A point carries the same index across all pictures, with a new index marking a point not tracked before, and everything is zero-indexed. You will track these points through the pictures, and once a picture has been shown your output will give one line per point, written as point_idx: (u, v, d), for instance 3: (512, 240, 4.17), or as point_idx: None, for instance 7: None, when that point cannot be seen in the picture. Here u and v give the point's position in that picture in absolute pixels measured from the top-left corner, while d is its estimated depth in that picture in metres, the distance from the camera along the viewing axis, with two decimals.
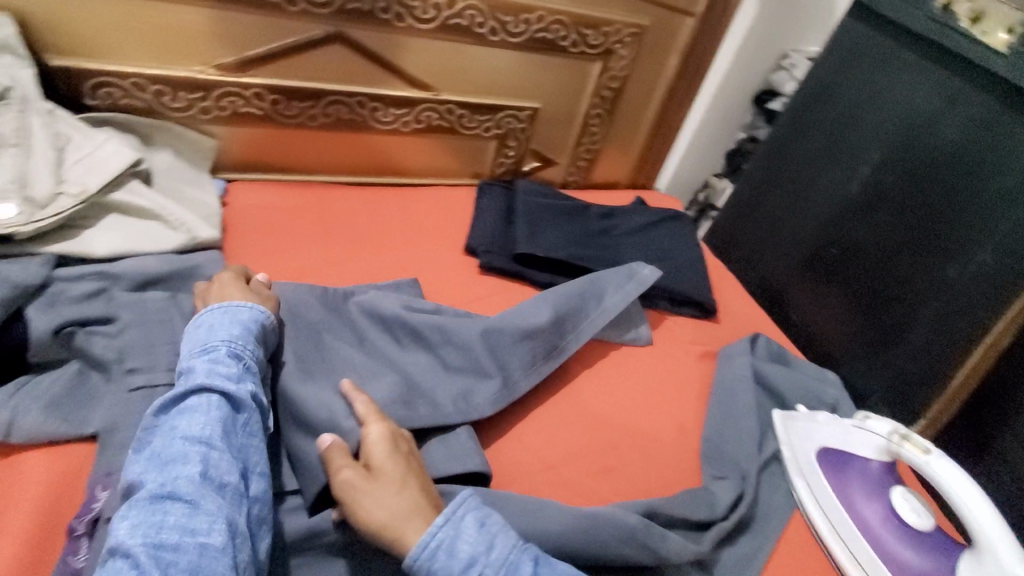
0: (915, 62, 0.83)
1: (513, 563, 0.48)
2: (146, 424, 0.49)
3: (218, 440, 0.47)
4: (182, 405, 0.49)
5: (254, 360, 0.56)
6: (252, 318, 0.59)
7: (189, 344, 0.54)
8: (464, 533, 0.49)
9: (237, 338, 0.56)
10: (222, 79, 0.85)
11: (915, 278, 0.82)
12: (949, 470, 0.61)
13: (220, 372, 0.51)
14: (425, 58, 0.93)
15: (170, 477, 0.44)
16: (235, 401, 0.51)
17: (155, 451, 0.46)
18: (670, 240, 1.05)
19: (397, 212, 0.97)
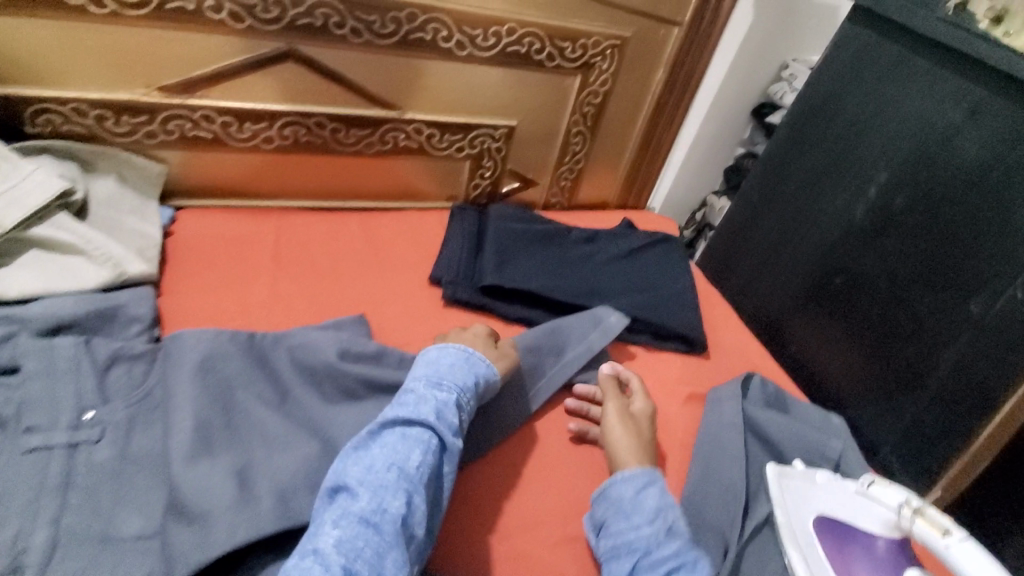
0: (927, 69, 0.73)
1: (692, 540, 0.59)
2: (370, 429, 0.57)
3: (421, 487, 0.53)
4: (405, 432, 0.56)
5: (468, 415, 0.62)
6: (483, 377, 0.66)
7: (425, 373, 0.63)
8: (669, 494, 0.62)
9: (465, 389, 0.63)
10: (168, 102, 0.79)
11: (932, 315, 0.71)
12: (976, 557, 0.50)
13: (445, 420, 0.59)
14: (386, 74, 0.87)
15: (382, 503, 0.51)
16: (446, 450, 0.57)
17: (375, 467, 0.53)
18: (658, 267, 0.97)
19: (358, 240, 0.91)
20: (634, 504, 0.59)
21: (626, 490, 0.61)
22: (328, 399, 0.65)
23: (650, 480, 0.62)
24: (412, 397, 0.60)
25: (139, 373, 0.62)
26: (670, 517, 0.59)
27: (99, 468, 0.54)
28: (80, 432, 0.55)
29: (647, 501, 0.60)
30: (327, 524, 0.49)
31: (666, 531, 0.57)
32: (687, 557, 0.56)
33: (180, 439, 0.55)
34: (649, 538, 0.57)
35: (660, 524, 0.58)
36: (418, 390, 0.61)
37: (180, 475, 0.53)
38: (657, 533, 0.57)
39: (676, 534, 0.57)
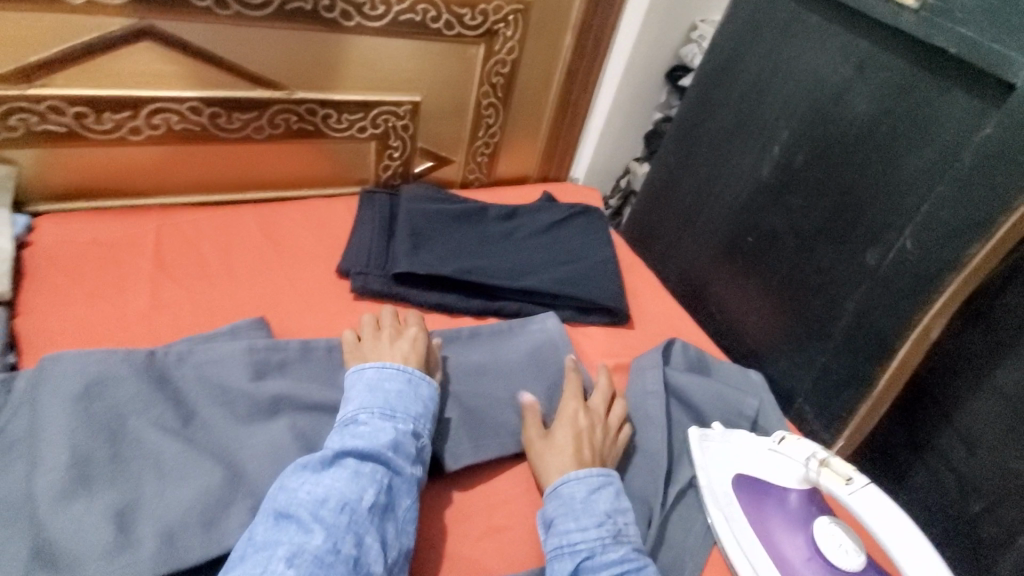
0: (819, 26, 0.73)
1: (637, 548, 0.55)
2: (323, 458, 0.52)
3: (375, 527, 0.49)
4: (359, 465, 0.52)
5: (425, 445, 0.58)
6: (435, 406, 0.62)
7: (377, 403, 0.57)
8: (624, 502, 0.59)
9: (419, 415, 0.59)
10: (3, 93, 0.69)
11: (835, 269, 0.73)
12: (873, 499, 0.52)
13: (400, 453, 0.55)
14: (266, 51, 0.79)
15: (335, 543, 0.46)
16: (399, 485, 0.53)
17: (328, 503, 0.48)
18: (579, 239, 0.95)
19: (257, 234, 0.83)
20: (584, 507, 0.56)
21: (576, 495, 0.57)
22: (223, 414, 0.59)
23: (607, 485, 0.59)
24: (365, 427, 0.55)
25: None
26: (619, 524, 0.56)
27: None
28: None
29: (598, 505, 0.56)
30: (278, 562, 0.44)
31: (610, 537, 0.54)
32: (629, 565, 0.53)
33: (51, 480, 0.49)
34: (597, 542, 0.53)
35: (606, 529, 0.55)
36: (371, 421, 0.56)
37: (51, 519, 0.47)
38: (601, 536, 0.54)
39: (623, 540, 0.54)
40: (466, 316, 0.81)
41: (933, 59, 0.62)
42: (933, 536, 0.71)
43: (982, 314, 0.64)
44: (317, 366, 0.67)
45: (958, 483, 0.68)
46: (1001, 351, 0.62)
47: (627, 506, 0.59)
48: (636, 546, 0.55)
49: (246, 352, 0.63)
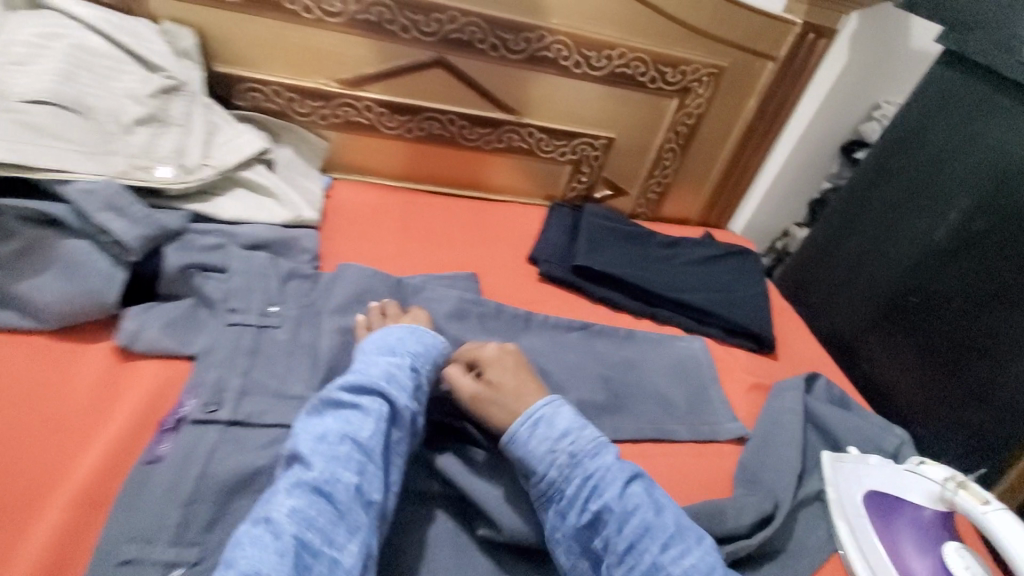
0: (1012, 107, 0.79)
1: (600, 444, 0.59)
2: (319, 399, 0.56)
3: (375, 454, 0.53)
4: (357, 399, 0.56)
5: (423, 382, 0.63)
6: (433, 345, 0.68)
7: (376, 344, 0.63)
8: (566, 412, 0.61)
9: (415, 358, 0.63)
10: (341, 92, 1.00)
11: (1005, 334, 0.75)
12: (1006, 522, 0.57)
13: (398, 386, 0.59)
14: (511, 84, 1.04)
15: (334, 477, 0.50)
16: (396, 417, 0.57)
17: (328, 437, 0.53)
18: (734, 275, 1.05)
19: (472, 219, 1.07)
20: (529, 454, 0.58)
21: (520, 438, 0.59)
22: (443, 333, 0.78)
23: (539, 417, 0.60)
24: (362, 367, 0.60)
25: (308, 288, 0.78)
26: (571, 444, 0.58)
27: (276, 344, 0.70)
28: (268, 318, 0.72)
29: (542, 439, 0.59)
30: (280, 493, 0.49)
31: (568, 464, 0.57)
32: (594, 478, 0.56)
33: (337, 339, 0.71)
34: (559, 476, 0.57)
35: (558, 461, 0.57)
36: (368, 359, 0.61)
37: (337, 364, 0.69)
38: (556, 473, 0.57)
39: (580, 460, 0.57)
40: (629, 314, 0.95)
41: None
42: None
43: None
44: (509, 318, 0.84)
45: None
46: None
47: (566, 419, 0.60)
48: (595, 443, 0.59)
49: (460, 299, 0.83)
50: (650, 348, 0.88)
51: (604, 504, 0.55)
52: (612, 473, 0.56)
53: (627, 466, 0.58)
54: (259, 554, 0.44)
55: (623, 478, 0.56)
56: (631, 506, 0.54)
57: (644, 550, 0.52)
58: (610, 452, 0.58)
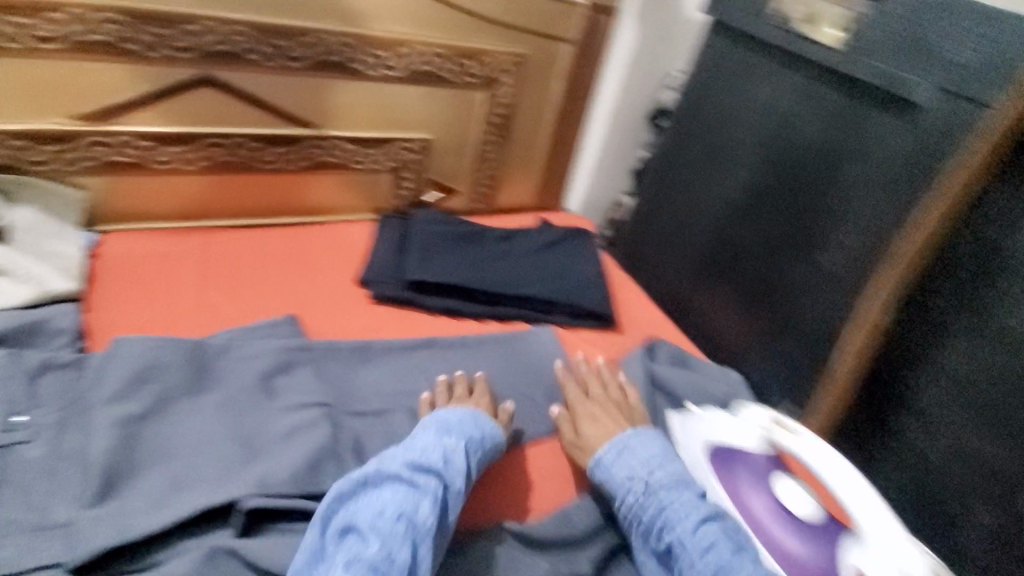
0: (770, 66, 0.86)
1: (682, 479, 0.63)
2: (367, 474, 0.55)
3: (426, 537, 0.51)
4: (415, 477, 0.55)
5: (474, 468, 0.62)
6: (489, 434, 0.66)
7: (435, 424, 0.63)
8: (651, 444, 0.67)
9: (473, 442, 0.63)
10: (85, 129, 0.83)
11: (796, 270, 0.83)
12: (816, 448, 0.66)
13: (453, 467, 0.58)
14: (303, 95, 0.94)
15: (390, 551, 0.49)
16: (449, 500, 0.56)
17: (383, 513, 0.51)
18: (572, 258, 1.05)
19: (286, 250, 0.96)
20: (608, 479, 0.66)
21: (604, 463, 0.67)
22: (259, 394, 0.67)
23: (625, 446, 0.67)
24: (423, 445, 0.59)
25: (68, 378, 0.62)
26: (654, 472, 0.64)
27: (26, 466, 0.55)
28: (10, 433, 0.56)
29: (625, 466, 0.65)
30: (336, 566, 0.48)
31: (642, 491, 0.63)
32: (666, 510, 0.61)
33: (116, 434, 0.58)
34: (633, 505, 0.63)
35: (634, 488, 0.63)
36: (426, 437, 0.61)
37: (116, 464, 0.56)
38: (633, 500, 0.63)
39: (654, 492, 0.62)
40: (471, 319, 0.91)
41: (864, 91, 0.75)
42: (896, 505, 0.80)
43: (923, 305, 0.75)
44: (341, 355, 0.76)
45: (901, 473, 0.79)
46: (944, 337, 0.73)
47: (655, 449, 0.67)
48: (676, 479, 0.63)
49: (279, 350, 0.72)
50: (500, 346, 0.85)
51: (681, 543, 0.58)
52: (691, 510, 0.60)
53: (709, 509, 0.61)
54: None
55: (696, 515, 0.60)
56: (705, 542, 0.58)
57: None
58: (690, 492, 0.62)
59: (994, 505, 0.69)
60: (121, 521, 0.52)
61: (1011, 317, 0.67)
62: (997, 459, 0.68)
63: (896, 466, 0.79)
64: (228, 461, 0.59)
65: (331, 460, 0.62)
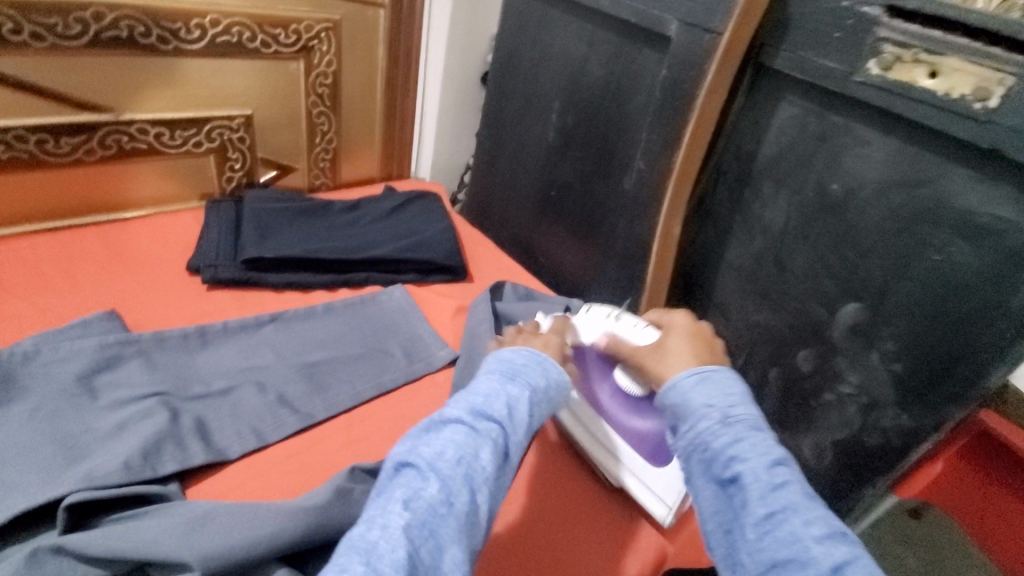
0: (560, 16, 0.94)
1: (760, 419, 0.52)
2: (458, 416, 0.53)
3: (482, 484, 0.49)
4: (473, 420, 0.53)
5: (537, 414, 0.59)
6: (556, 378, 0.63)
7: (501, 368, 0.61)
8: (731, 383, 0.55)
9: (540, 384, 0.61)
10: None
11: (607, 198, 0.93)
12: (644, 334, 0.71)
13: (519, 407, 0.56)
14: (87, 77, 0.85)
15: (448, 494, 0.46)
16: (507, 449, 0.53)
17: (445, 454, 0.49)
18: (419, 219, 1.08)
19: (100, 249, 0.88)
20: (688, 407, 0.54)
21: (683, 388, 0.56)
22: (80, 395, 0.63)
23: (705, 375, 0.56)
24: (488, 387, 0.58)
25: None
26: (727, 409, 0.52)
27: None
28: None
29: (701, 393, 0.54)
30: (394, 503, 0.45)
31: (717, 422, 0.52)
32: (745, 440, 0.50)
33: None
34: (703, 431, 0.52)
35: (710, 414, 0.52)
36: (491, 382, 0.59)
37: None
38: (706, 428, 0.52)
39: (732, 422, 0.51)
40: (320, 290, 0.91)
41: (632, 30, 0.84)
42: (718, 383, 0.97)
43: (707, 212, 0.89)
44: (176, 342, 0.73)
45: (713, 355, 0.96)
46: (724, 236, 0.88)
47: (740, 387, 0.55)
48: (754, 419, 0.52)
49: (96, 348, 0.67)
50: (352, 308, 0.87)
51: (750, 475, 0.47)
52: (764, 448, 0.49)
53: (783, 454, 0.50)
54: (371, 557, 0.41)
55: (770, 452, 0.49)
56: (781, 481, 0.47)
57: (783, 522, 0.44)
58: (766, 432, 0.51)
59: (776, 362, 0.86)
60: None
61: (761, 209, 0.82)
62: (773, 325, 0.85)
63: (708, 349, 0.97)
64: (47, 465, 0.55)
65: (170, 444, 0.61)
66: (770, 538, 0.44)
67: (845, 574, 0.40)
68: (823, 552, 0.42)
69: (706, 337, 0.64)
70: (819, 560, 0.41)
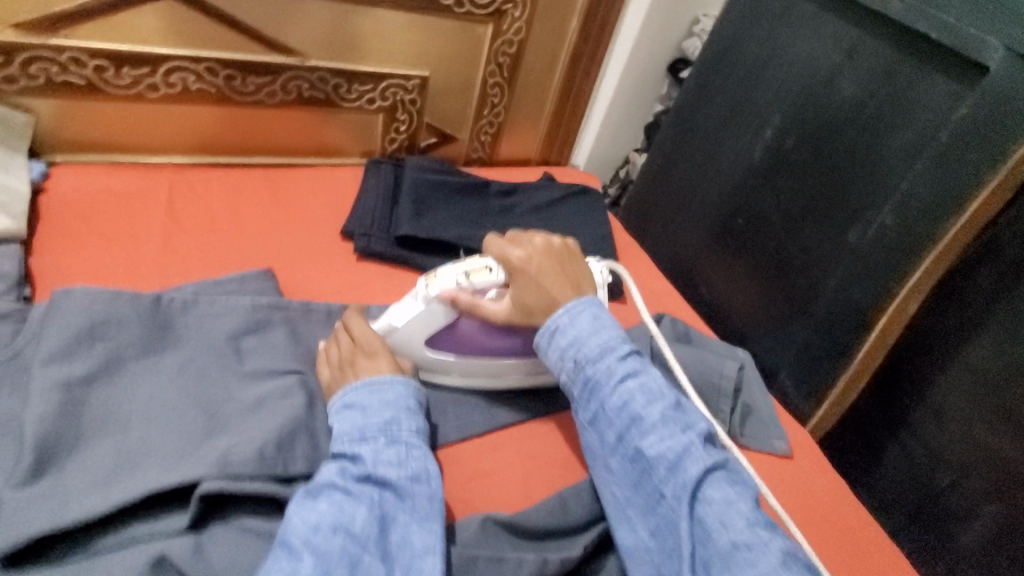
0: (813, 13, 0.76)
1: (606, 348, 0.55)
2: (310, 486, 0.49)
3: (371, 543, 0.46)
4: (344, 485, 0.48)
5: (413, 440, 0.53)
6: (405, 397, 0.56)
7: (348, 415, 0.54)
8: (582, 316, 0.57)
9: (395, 419, 0.54)
10: (25, 41, 0.71)
11: (818, 246, 0.76)
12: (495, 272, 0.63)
13: (386, 458, 0.51)
14: (281, 18, 0.81)
15: (327, 570, 0.43)
16: (390, 504, 0.49)
17: (317, 526, 0.45)
18: (575, 218, 0.97)
19: (264, 195, 0.86)
20: (545, 362, 0.58)
21: (538, 344, 0.59)
22: (227, 356, 0.60)
23: (556, 325, 0.57)
24: (344, 445, 0.52)
25: (7, 334, 0.55)
26: (577, 350, 0.56)
27: None
28: None
29: (553, 345, 0.57)
30: None
31: (574, 371, 0.56)
32: (592, 384, 0.54)
33: (56, 398, 0.50)
34: (564, 380, 0.57)
35: (566, 366, 0.56)
36: (347, 434, 0.52)
37: (52, 433, 0.48)
38: (564, 379, 0.57)
39: (581, 366, 0.55)
40: None
41: (920, 46, 0.65)
42: (903, 492, 0.78)
43: (954, 294, 0.69)
44: (322, 316, 0.68)
45: (905, 458, 0.77)
46: (968, 330, 0.68)
47: (584, 320, 0.57)
48: (601, 349, 0.55)
49: (249, 308, 0.64)
50: None
51: (600, 410, 0.54)
52: (608, 376, 0.54)
53: (627, 366, 0.54)
54: None
55: (616, 382, 0.53)
56: (624, 407, 0.53)
57: (631, 441, 0.52)
58: (612, 360, 0.54)
59: (997, 500, 0.68)
60: (55, 502, 0.45)
61: None
62: (1005, 450, 0.66)
63: (901, 451, 0.78)
64: (187, 433, 0.53)
65: (306, 437, 0.56)
66: (623, 456, 0.53)
67: (679, 470, 0.49)
68: (665, 459, 0.50)
69: (559, 250, 0.63)
70: (656, 468, 0.50)
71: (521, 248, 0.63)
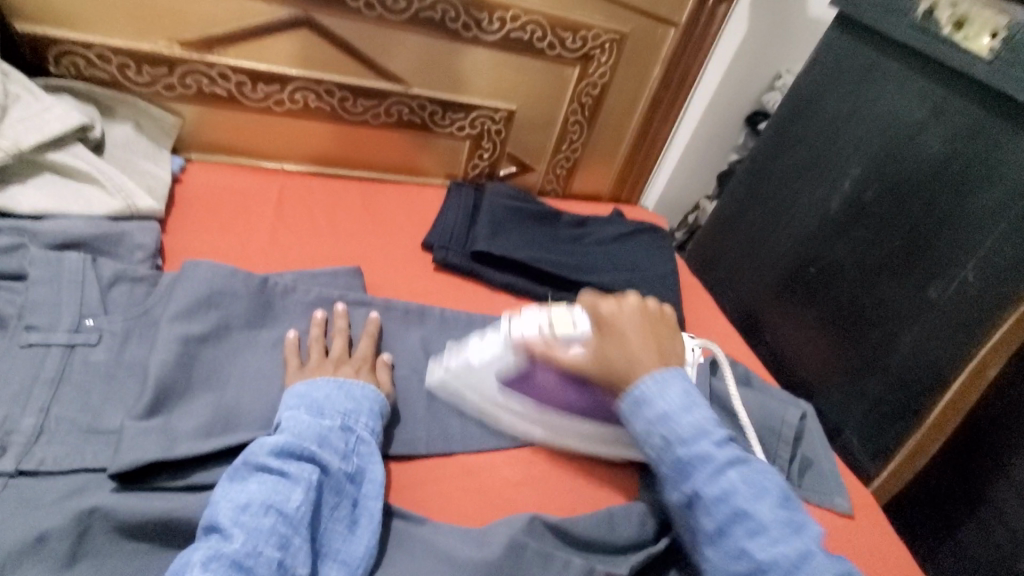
0: (898, 71, 0.77)
1: (703, 428, 0.53)
2: (247, 464, 0.49)
3: (302, 525, 0.47)
4: (283, 468, 0.49)
5: (362, 434, 0.56)
6: (364, 396, 0.58)
7: (303, 401, 0.55)
8: (672, 389, 0.55)
9: (351, 412, 0.56)
10: (187, 57, 0.85)
11: (893, 300, 0.75)
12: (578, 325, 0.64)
13: (329, 445, 0.53)
14: (392, 50, 0.92)
15: (255, 547, 0.44)
16: (321, 491, 0.50)
17: (251, 505, 0.46)
18: (643, 253, 1.00)
19: (359, 204, 0.95)
20: (629, 429, 0.56)
21: (622, 411, 0.57)
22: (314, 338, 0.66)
23: (643, 397, 0.55)
24: (292, 427, 0.53)
25: (140, 294, 0.63)
26: (667, 427, 0.53)
27: (92, 369, 0.56)
28: (79, 335, 0.57)
29: (640, 417, 0.55)
30: (195, 566, 0.42)
31: (663, 448, 0.53)
32: (687, 465, 0.52)
33: (175, 352, 0.57)
34: (654, 456, 0.54)
35: (654, 441, 0.54)
36: (297, 418, 0.54)
37: (169, 381, 0.56)
38: (653, 455, 0.54)
39: (675, 444, 0.53)
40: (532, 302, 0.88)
41: (1014, 107, 0.64)
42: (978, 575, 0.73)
43: None
44: (399, 313, 0.74)
45: (984, 540, 0.72)
46: None
47: (672, 394, 0.55)
48: (695, 429, 0.53)
49: (337, 300, 0.71)
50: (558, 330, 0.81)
51: (698, 496, 0.51)
52: (706, 460, 0.51)
53: (728, 452, 0.52)
54: None
55: (716, 467, 0.51)
56: (725, 494, 0.50)
57: (734, 535, 0.49)
58: (708, 441, 0.52)
59: None
60: (165, 440, 0.51)
61: None
62: None
63: (977, 531, 0.73)
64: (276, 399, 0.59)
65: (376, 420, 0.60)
66: (727, 552, 0.49)
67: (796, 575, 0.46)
68: (777, 562, 0.46)
69: (654, 315, 0.63)
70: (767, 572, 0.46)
71: (613, 302, 0.63)
